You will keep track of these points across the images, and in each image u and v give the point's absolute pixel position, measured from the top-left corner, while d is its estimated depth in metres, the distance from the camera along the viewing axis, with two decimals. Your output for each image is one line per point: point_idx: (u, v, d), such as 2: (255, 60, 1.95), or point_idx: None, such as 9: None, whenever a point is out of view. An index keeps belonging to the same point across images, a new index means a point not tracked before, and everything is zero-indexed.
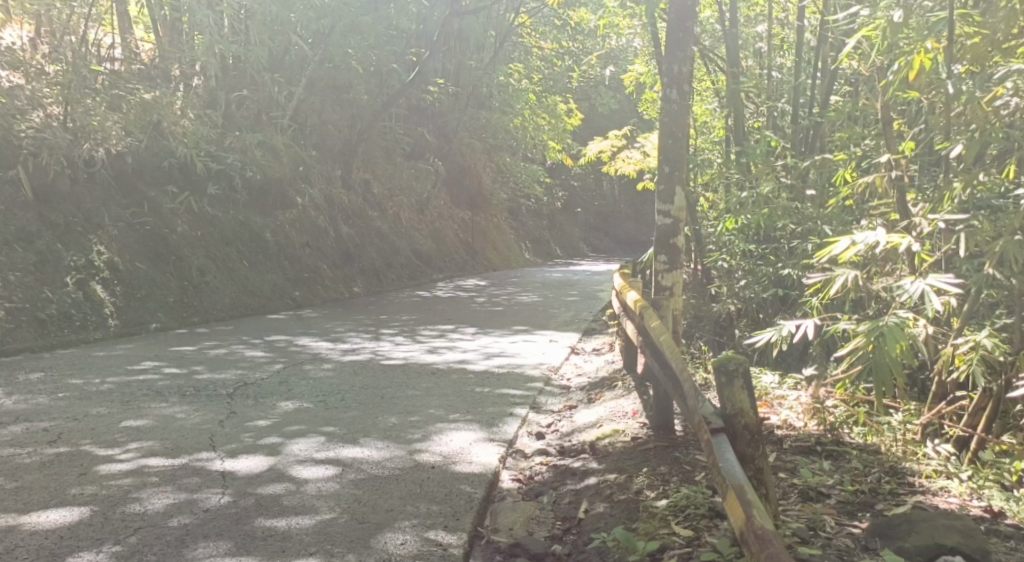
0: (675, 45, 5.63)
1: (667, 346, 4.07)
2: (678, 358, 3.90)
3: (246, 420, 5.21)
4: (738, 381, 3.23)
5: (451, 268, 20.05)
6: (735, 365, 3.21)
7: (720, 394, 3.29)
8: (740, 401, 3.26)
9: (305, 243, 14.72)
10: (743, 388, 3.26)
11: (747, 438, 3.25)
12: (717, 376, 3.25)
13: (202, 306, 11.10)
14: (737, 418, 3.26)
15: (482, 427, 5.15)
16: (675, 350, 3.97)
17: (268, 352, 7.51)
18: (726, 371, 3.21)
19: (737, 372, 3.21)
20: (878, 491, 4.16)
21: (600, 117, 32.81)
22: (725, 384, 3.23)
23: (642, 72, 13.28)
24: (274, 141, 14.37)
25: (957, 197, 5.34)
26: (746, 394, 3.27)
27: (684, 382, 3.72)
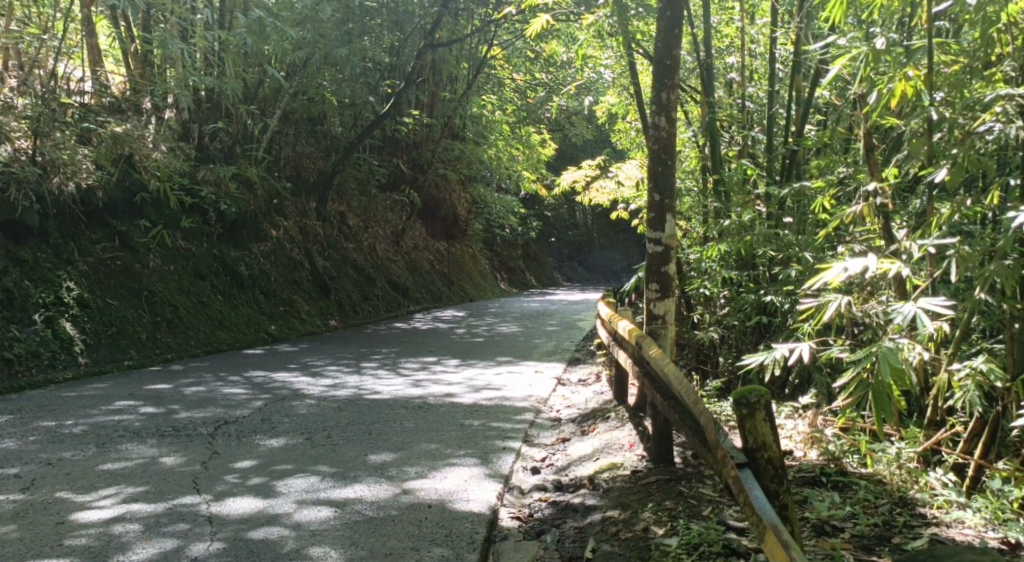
0: (663, 73, 5.60)
1: (674, 377, 3.97)
2: (689, 389, 3.80)
3: (230, 460, 5.01)
4: (760, 414, 3.24)
5: (428, 299, 19.90)
6: (756, 398, 3.25)
7: (741, 429, 3.32)
8: (763, 434, 3.28)
9: (279, 276, 14.54)
10: (764, 421, 3.27)
11: (770, 471, 3.29)
12: (738, 409, 3.26)
13: (175, 343, 10.86)
14: (761, 452, 3.28)
15: (477, 463, 5.01)
16: (684, 381, 3.87)
17: (246, 388, 7.30)
18: (748, 405, 3.24)
19: (759, 405, 3.24)
20: (892, 523, 4.17)
21: (573, 148, 33.02)
22: (747, 417, 3.25)
23: (616, 102, 13.31)
24: (248, 174, 14.17)
25: (945, 222, 5.34)
26: (769, 427, 3.29)
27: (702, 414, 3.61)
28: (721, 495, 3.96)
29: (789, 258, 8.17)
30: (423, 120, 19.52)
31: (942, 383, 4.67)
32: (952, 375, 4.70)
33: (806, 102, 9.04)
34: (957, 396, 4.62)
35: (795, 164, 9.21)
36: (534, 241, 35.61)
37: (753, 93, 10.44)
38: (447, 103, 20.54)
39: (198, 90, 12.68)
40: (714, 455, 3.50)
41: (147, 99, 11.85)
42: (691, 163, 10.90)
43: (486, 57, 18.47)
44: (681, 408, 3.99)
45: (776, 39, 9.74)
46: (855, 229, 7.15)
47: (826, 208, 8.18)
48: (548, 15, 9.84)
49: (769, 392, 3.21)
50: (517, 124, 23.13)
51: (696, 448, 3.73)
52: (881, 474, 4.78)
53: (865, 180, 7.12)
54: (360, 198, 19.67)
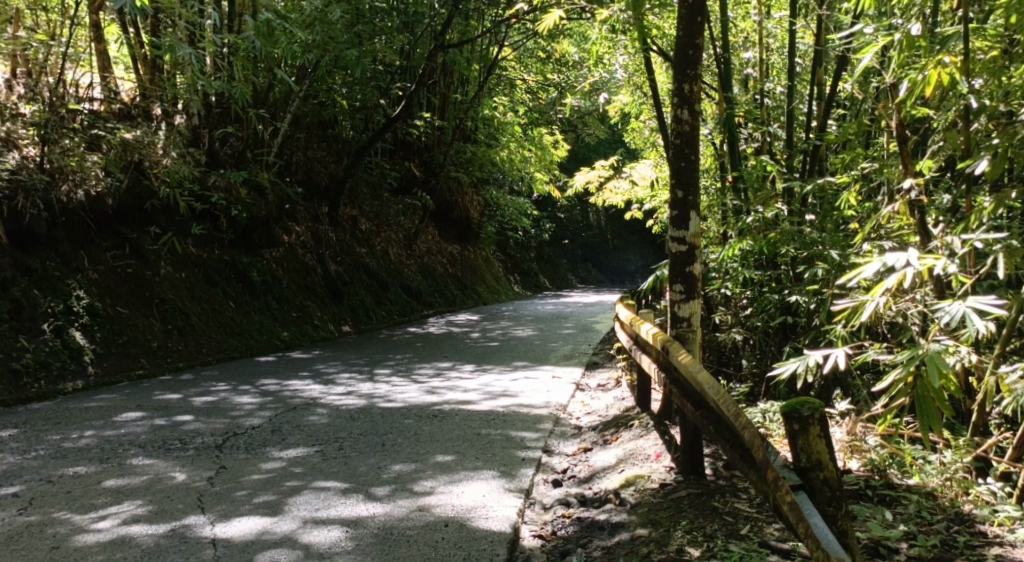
0: (685, 64, 5.32)
1: (708, 385, 3.72)
2: (725, 399, 3.55)
3: (238, 475, 4.78)
4: (814, 428, 3.16)
5: (442, 303, 19.67)
6: (809, 412, 3.17)
7: (793, 447, 3.22)
8: (818, 451, 3.18)
9: (290, 281, 14.36)
10: (819, 437, 3.18)
11: (825, 492, 3.18)
12: (788, 423, 3.19)
13: (187, 351, 10.66)
14: (816, 472, 3.18)
15: (496, 476, 4.75)
16: (720, 389, 3.61)
17: (257, 398, 7.07)
18: (800, 417, 3.16)
19: (812, 419, 3.16)
20: (952, 543, 3.92)
21: (585, 149, 32.73)
22: (800, 433, 3.17)
23: (630, 101, 13.01)
24: (259, 178, 13.99)
25: (987, 216, 5.09)
26: (825, 444, 3.19)
27: (745, 427, 3.37)
28: (759, 512, 3.72)
29: (814, 256, 7.87)
30: (435, 123, 19.31)
31: (991, 387, 4.46)
32: (1001, 378, 4.48)
33: (828, 94, 8.75)
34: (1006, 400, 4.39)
35: (818, 159, 8.90)
36: (548, 243, 35.34)
37: (772, 88, 10.13)
38: (458, 104, 20.29)
39: (208, 95, 12.48)
40: (762, 475, 3.30)
41: (156, 104, 11.68)
42: (708, 161, 10.60)
43: (497, 58, 18.23)
44: (716, 420, 3.75)
45: (795, 32, 9.45)
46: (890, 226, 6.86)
47: (853, 205, 7.89)
48: (562, 10, 9.50)
49: (822, 404, 3.14)
50: (529, 126, 22.89)
51: (736, 463, 3.50)
52: (929, 486, 4.50)
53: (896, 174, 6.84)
54: (372, 202, 19.51)
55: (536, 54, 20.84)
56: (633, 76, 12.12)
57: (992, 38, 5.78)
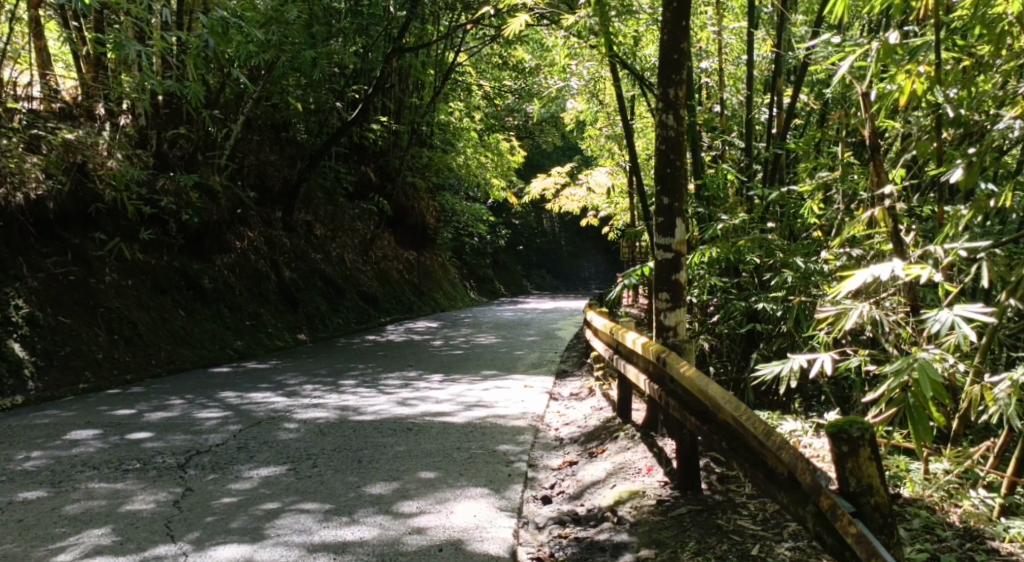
0: (671, 67, 5.20)
1: (728, 404, 3.53)
2: (751, 418, 3.38)
3: (209, 498, 4.51)
4: (864, 450, 2.96)
5: (399, 310, 19.36)
6: (859, 432, 2.97)
7: (840, 471, 3.02)
8: (869, 476, 2.98)
9: (243, 288, 13.94)
10: (870, 460, 2.98)
11: (877, 519, 2.97)
12: (836, 445, 2.99)
13: (135, 362, 10.22)
14: (867, 498, 2.97)
15: (485, 494, 4.57)
16: (743, 408, 3.44)
17: (217, 412, 6.75)
18: (849, 439, 2.97)
19: (861, 440, 2.97)
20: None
21: (539, 155, 32.72)
22: (849, 455, 2.97)
23: (584, 109, 12.61)
24: (211, 182, 13.56)
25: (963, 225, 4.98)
26: (875, 468, 2.99)
27: (782, 448, 3.18)
28: (767, 530, 3.61)
29: (782, 264, 7.72)
30: (390, 127, 19.02)
31: (975, 395, 4.37)
32: (985, 387, 4.41)
33: (792, 102, 8.71)
34: (992, 409, 4.31)
35: (779, 169, 8.85)
36: (503, 249, 35.24)
37: (731, 96, 9.96)
38: (414, 109, 20.01)
39: (157, 95, 12.02)
40: (803, 499, 3.10)
41: (100, 104, 11.19)
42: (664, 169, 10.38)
43: (453, 63, 18.00)
44: (732, 437, 3.59)
45: (760, 40, 9.46)
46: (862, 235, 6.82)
47: (817, 213, 7.86)
48: (527, 14, 9.25)
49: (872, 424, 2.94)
50: (485, 132, 22.71)
51: (763, 485, 3.32)
52: (926, 498, 4.37)
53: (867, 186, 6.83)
54: (326, 207, 19.15)
55: (492, 60, 20.69)
56: (591, 87, 11.62)
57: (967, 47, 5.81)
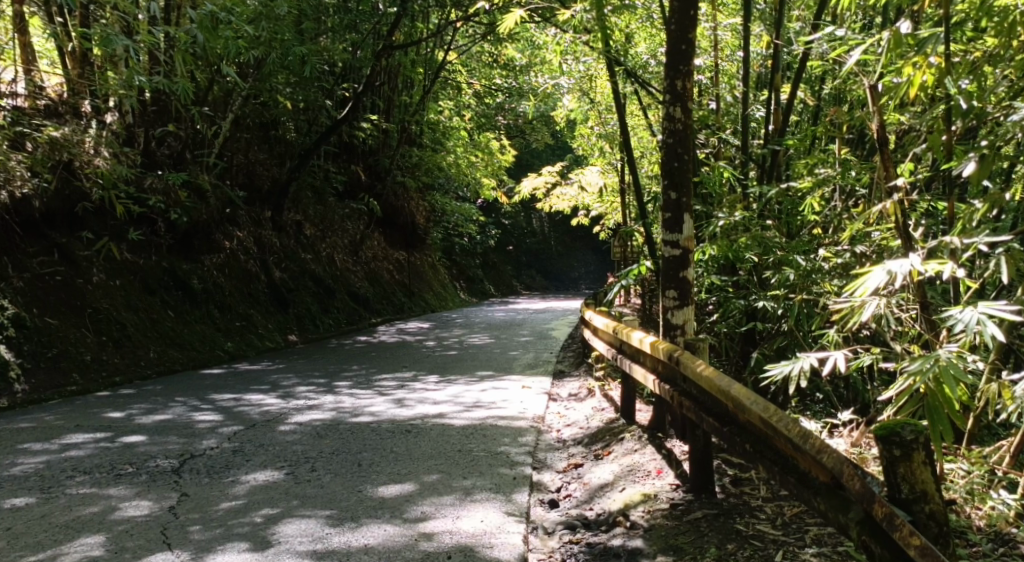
0: (678, 59, 5.28)
1: (754, 403, 3.40)
2: (781, 417, 3.23)
3: (204, 503, 4.33)
4: (919, 454, 2.92)
5: (389, 310, 19.19)
6: (911, 435, 2.93)
7: (892, 476, 2.97)
8: (924, 481, 2.93)
9: (233, 288, 13.72)
10: (925, 465, 2.93)
11: (932, 527, 2.92)
12: (888, 449, 2.95)
13: (124, 363, 10.00)
14: (922, 504, 2.92)
15: (491, 497, 4.43)
16: (770, 409, 3.30)
17: (211, 415, 6.56)
18: (902, 442, 2.92)
19: (915, 445, 2.93)
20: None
21: (528, 156, 32.56)
22: (901, 458, 2.93)
23: (574, 107, 12.28)
24: (200, 180, 13.34)
25: (975, 220, 4.89)
26: (929, 473, 2.94)
27: (821, 451, 3.02)
28: (789, 535, 3.52)
29: (780, 262, 7.47)
30: (380, 126, 18.84)
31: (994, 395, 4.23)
32: (1004, 386, 4.30)
33: (790, 98, 8.50)
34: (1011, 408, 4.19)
35: (777, 164, 8.53)
36: (493, 250, 35.08)
37: (725, 93, 9.74)
38: (404, 108, 19.78)
39: (144, 92, 11.78)
40: (847, 504, 2.93)
41: (87, 100, 10.93)
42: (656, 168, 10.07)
43: (444, 61, 17.81)
44: (758, 440, 3.45)
45: (758, 36, 9.32)
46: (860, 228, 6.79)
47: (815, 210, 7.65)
48: (523, 9, 9.07)
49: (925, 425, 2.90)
50: (475, 131, 22.49)
51: (797, 490, 3.17)
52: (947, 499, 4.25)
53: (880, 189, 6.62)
54: (316, 207, 18.95)
55: (482, 58, 20.50)
56: (582, 84, 11.33)
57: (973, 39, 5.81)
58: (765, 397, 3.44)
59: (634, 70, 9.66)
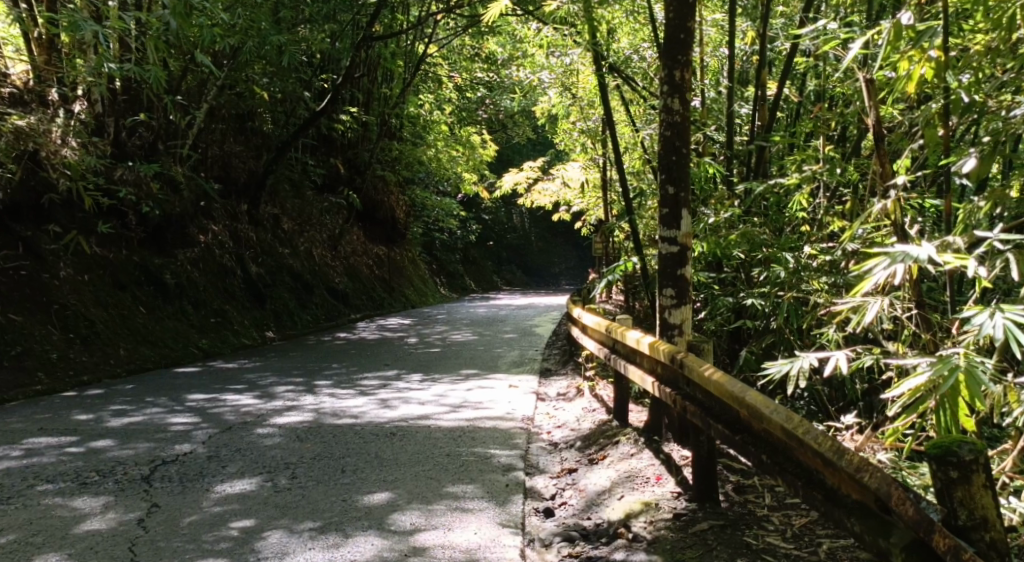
0: (679, 47, 5.21)
1: (776, 414, 3.24)
2: (810, 429, 3.07)
3: (176, 516, 4.08)
4: (979, 476, 2.68)
5: (369, 306, 18.92)
6: (971, 454, 2.69)
7: (948, 502, 2.71)
8: (984, 505, 2.67)
9: (209, 283, 13.39)
10: (985, 487, 2.69)
11: (995, 557, 2.66)
12: (944, 470, 2.70)
13: (92, 361, 9.68)
14: (982, 532, 2.65)
15: (486, 506, 4.24)
16: (797, 420, 3.14)
17: (185, 417, 6.30)
18: (961, 463, 2.67)
19: (976, 466, 2.68)
20: None
21: (509, 151, 32.33)
22: (960, 481, 2.68)
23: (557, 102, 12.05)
24: (173, 172, 12.98)
25: (976, 219, 4.74)
26: (989, 497, 2.69)
27: (859, 470, 2.84)
28: (802, 549, 3.43)
29: (769, 259, 7.22)
30: (359, 118, 18.52)
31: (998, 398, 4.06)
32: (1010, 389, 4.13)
33: (778, 93, 8.35)
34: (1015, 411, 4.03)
35: (763, 161, 8.32)
36: (473, 246, 34.87)
37: (712, 88, 9.58)
38: (383, 101, 19.43)
39: (114, 80, 11.40)
40: (891, 527, 2.76)
41: (54, 88, 10.56)
42: (640, 163, 9.87)
43: (424, 54, 17.52)
44: (777, 451, 3.30)
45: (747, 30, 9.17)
46: (846, 225, 6.70)
47: (804, 206, 7.47)
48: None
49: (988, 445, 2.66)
50: (456, 125, 22.16)
51: (828, 509, 3.00)
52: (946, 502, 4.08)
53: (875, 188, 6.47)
54: (293, 200, 18.63)
55: (463, 52, 20.23)
56: (564, 79, 11.07)
57: (970, 33, 5.65)
58: (786, 406, 3.30)
59: (617, 64, 9.44)
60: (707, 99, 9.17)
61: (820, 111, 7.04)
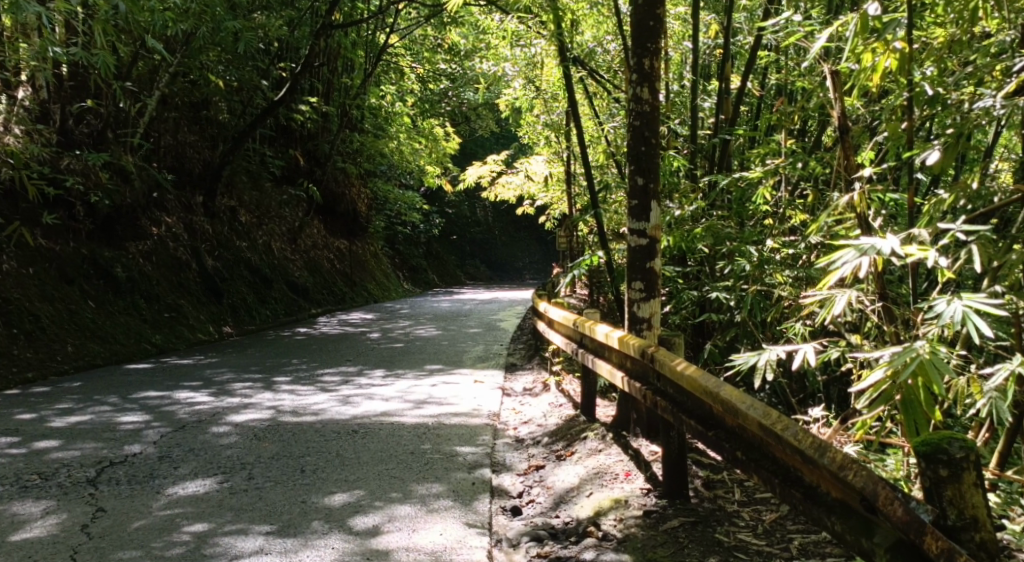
0: (646, 36, 5.15)
1: (753, 411, 3.18)
2: (789, 426, 3.01)
3: (123, 521, 3.90)
4: (970, 475, 2.66)
5: (330, 301, 18.63)
6: (961, 451, 2.66)
7: (937, 500, 2.69)
8: (975, 505, 2.64)
9: (162, 277, 13.07)
10: (977, 486, 2.66)
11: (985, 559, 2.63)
12: (933, 468, 2.68)
13: (38, 358, 9.38)
14: (973, 531, 2.62)
15: (450, 506, 4.13)
16: (775, 416, 3.08)
17: (135, 415, 6.09)
18: (950, 461, 2.65)
19: (968, 464, 2.65)
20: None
21: (473, 144, 32.13)
22: (950, 480, 2.66)
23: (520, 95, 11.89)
24: (124, 162, 12.65)
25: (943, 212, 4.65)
26: (980, 497, 2.66)
27: (840, 469, 2.77)
28: (774, 546, 3.37)
29: (732, 253, 7.08)
30: (319, 109, 18.23)
31: (963, 387, 4.02)
32: (974, 379, 4.08)
33: (742, 86, 8.32)
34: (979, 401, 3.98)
35: (727, 154, 8.27)
36: (437, 241, 34.62)
37: (675, 81, 9.54)
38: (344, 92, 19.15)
39: (59, 66, 11.05)
40: (872, 526, 2.70)
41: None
42: (605, 156, 9.80)
43: (385, 44, 17.26)
44: (752, 448, 3.25)
45: (710, 24, 9.14)
46: (809, 217, 6.64)
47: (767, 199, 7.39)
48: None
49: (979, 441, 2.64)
50: (419, 117, 21.89)
51: (808, 507, 2.95)
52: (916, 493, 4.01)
53: (840, 182, 6.45)
54: (251, 193, 18.28)
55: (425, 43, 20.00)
56: (527, 71, 10.90)
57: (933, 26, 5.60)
58: (763, 402, 3.24)
59: (580, 56, 9.30)
60: (671, 92, 9.11)
61: (782, 104, 6.95)
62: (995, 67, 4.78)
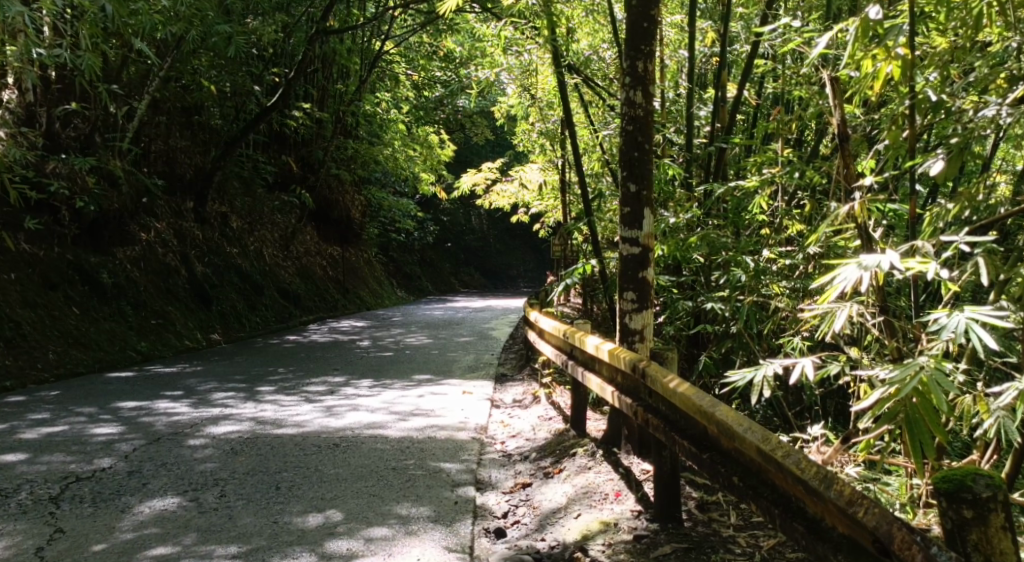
0: (639, 39, 4.99)
1: (753, 433, 3.02)
2: (791, 453, 2.85)
3: (82, 543, 3.70)
4: (998, 517, 2.50)
5: (322, 308, 18.42)
6: (988, 490, 2.51)
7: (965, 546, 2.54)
8: (1003, 550, 2.49)
9: (149, 283, 12.87)
10: (1004, 530, 2.51)
11: None
12: (957, 508, 2.52)
13: (18, 366, 9.15)
14: None
15: (431, 527, 3.94)
16: (776, 441, 2.93)
17: (109, 427, 5.88)
18: (976, 501, 2.50)
19: (997, 505, 2.50)
20: None
21: (468, 152, 31.97)
22: (976, 522, 2.50)
23: (516, 102, 11.72)
24: (112, 166, 12.45)
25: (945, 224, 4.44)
26: (1008, 541, 2.52)
27: (848, 505, 2.59)
28: None
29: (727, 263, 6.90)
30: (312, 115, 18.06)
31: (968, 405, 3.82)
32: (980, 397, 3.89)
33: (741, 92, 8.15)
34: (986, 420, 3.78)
35: (723, 162, 8.10)
36: (432, 248, 34.46)
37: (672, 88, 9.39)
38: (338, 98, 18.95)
39: (46, 68, 10.86)
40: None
41: None
42: (599, 164, 9.62)
43: (379, 50, 17.10)
44: (749, 473, 3.08)
45: (707, 30, 8.98)
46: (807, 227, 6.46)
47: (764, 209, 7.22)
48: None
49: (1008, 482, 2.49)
50: (413, 124, 21.71)
51: (810, 543, 2.75)
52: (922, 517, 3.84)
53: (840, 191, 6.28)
54: (243, 198, 18.08)
55: (421, 49, 19.84)
56: (522, 79, 10.70)
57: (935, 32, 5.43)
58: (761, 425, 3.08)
59: (575, 63, 9.09)
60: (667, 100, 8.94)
61: (779, 112, 6.76)
62: (999, 74, 4.59)
